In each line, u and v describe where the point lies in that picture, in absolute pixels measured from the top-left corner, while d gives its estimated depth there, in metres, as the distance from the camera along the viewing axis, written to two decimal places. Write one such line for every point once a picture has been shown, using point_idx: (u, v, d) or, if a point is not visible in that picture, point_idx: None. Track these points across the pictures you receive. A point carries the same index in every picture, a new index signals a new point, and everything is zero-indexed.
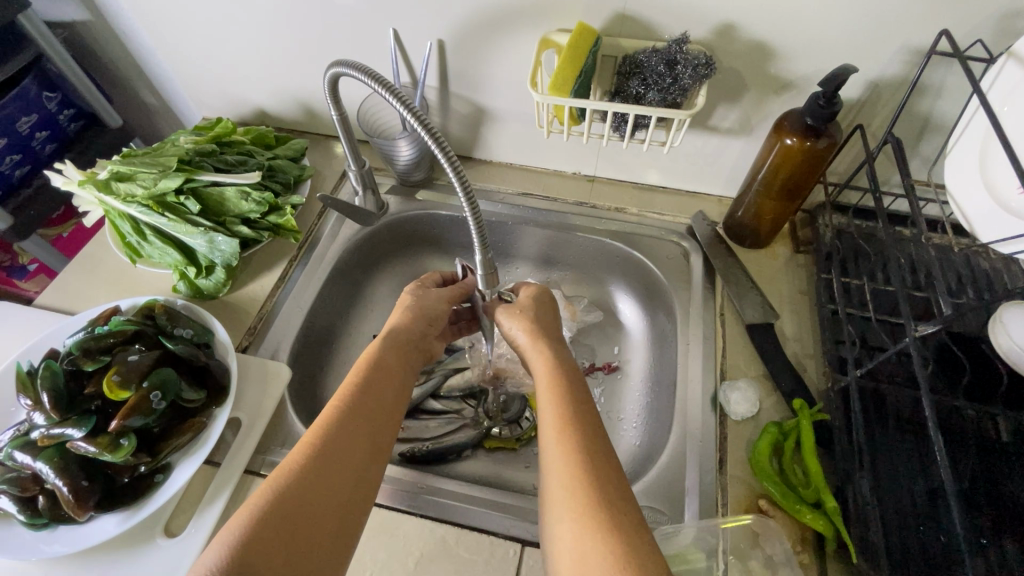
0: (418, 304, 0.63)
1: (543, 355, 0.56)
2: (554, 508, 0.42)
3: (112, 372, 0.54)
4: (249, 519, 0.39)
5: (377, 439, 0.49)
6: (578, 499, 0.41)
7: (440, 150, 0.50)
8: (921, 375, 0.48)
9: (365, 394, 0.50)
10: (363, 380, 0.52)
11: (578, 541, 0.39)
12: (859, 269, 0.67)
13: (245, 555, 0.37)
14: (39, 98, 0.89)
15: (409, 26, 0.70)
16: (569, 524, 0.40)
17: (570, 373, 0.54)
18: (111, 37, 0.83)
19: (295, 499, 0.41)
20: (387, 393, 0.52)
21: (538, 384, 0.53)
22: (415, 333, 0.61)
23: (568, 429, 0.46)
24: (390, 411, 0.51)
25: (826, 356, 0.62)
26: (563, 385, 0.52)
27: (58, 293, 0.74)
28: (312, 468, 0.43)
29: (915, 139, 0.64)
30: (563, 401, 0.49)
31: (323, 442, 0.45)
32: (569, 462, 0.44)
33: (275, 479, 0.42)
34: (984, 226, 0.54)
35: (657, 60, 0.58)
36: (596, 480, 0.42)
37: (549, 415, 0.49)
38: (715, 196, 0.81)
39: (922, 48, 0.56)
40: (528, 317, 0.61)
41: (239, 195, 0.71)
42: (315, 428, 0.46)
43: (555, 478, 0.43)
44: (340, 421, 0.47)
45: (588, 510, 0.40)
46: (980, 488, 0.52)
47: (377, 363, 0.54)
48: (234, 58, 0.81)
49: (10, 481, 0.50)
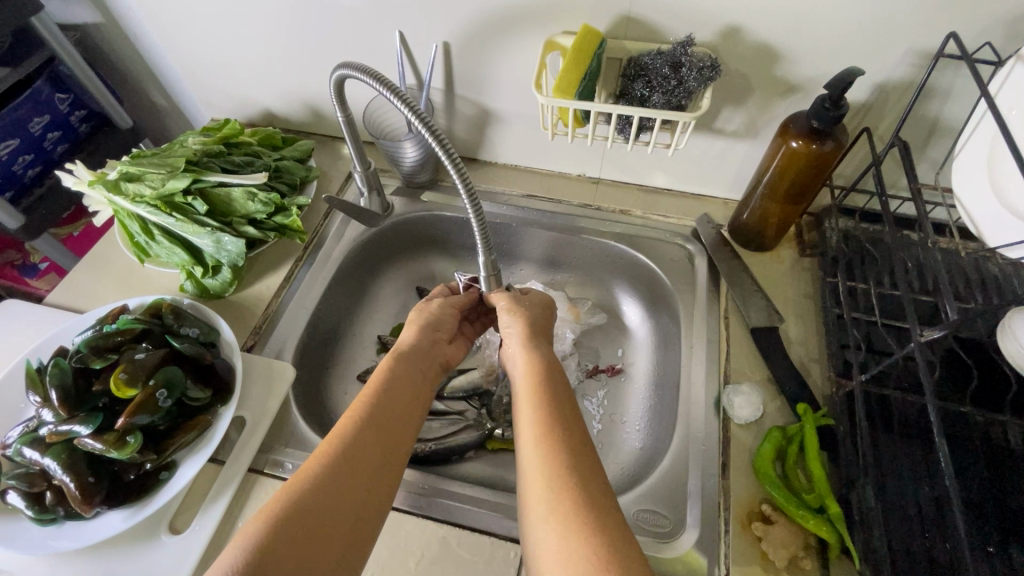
0: (428, 315, 0.63)
1: (528, 355, 0.56)
2: (536, 509, 0.42)
3: (119, 370, 0.54)
4: (265, 525, 0.39)
5: (394, 448, 0.49)
6: (561, 499, 0.41)
7: (445, 152, 0.50)
8: (927, 381, 0.47)
9: (384, 404, 0.51)
10: (378, 391, 0.52)
11: (559, 543, 0.39)
12: (865, 273, 0.66)
13: (258, 560, 0.37)
14: (52, 99, 0.90)
15: (416, 28, 0.70)
16: (552, 524, 0.40)
17: (557, 373, 0.54)
18: (122, 39, 0.85)
19: (307, 507, 0.41)
20: (402, 403, 0.53)
21: (519, 386, 0.53)
22: (428, 344, 0.61)
23: (552, 431, 0.47)
24: (408, 420, 0.52)
25: (830, 361, 0.61)
26: (545, 386, 0.52)
27: (68, 291, 0.75)
28: (326, 476, 0.44)
29: (922, 143, 0.63)
30: (547, 403, 0.50)
31: (338, 451, 0.46)
32: (552, 464, 0.44)
33: (286, 486, 0.42)
34: (992, 230, 0.53)
35: (661, 62, 0.58)
36: (581, 481, 0.43)
37: (529, 416, 0.49)
38: (720, 199, 0.81)
39: (929, 50, 0.56)
40: (527, 317, 0.60)
41: (246, 195, 0.71)
42: (329, 437, 0.47)
43: (536, 479, 0.44)
44: (357, 430, 0.48)
45: (572, 511, 0.40)
46: (987, 496, 0.51)
47: (393, 373, 0.54)
48: (242, 59, 0.81)
49: (19, 477, 0.51)
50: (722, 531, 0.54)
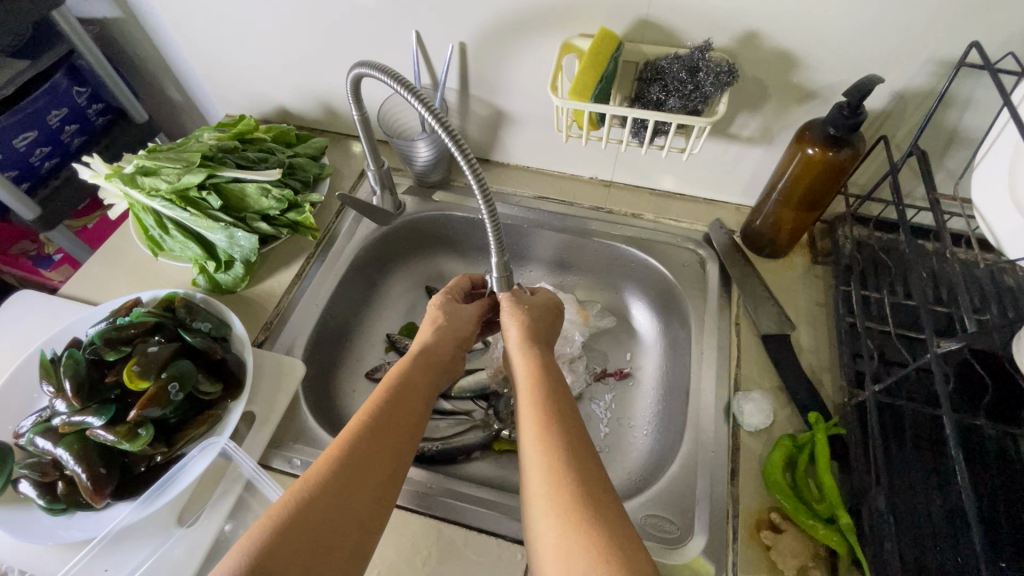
0: (443, 322, 0.62)
1: (527, 355, 0.56)
2: (537, 506, 0.42)
3: (133, 362, 0.55)
4: (271, 528, 0.40)
5: (401, 454, 0.49)
6: (560, 495, 0.41)
7: (461, 153, 0.50)
8: (942, 392, 0.47)
9: (393, 409, 0.51)
10: (388, 397, 0.51)
11: (559, 538, 0.39)
12: (879, 282, 0.66)
13: (262, 562, 0.37)
14: (70, 93, 0.91)
15: (434, 28, 0.70)
16: (552, 520, 0.40)
17: (555, 373, 0.54)
18: (141, 33, 0.85)
19: (314, 513, 0.41)
20: (412, 411, 0.52)
21: (520, 385, 0.53)
22: (445, 350, 0.60)
23: (552, 428, 0.47)
24: (415, 425, 0.52)
25: (842, 370, 0.61)
26: (545, 383, 0.52)
27: (82, 283, 0.76)
28: (334, 480, 0.44)
29: (940, 152, 0.63)
30: (545, 400, 0.50)
31: (347, 455, 0.45)
32: (552, 460, 0.44)
33: (292, 490, 0.42)
34: (1011, 242, 0.52)
35: (678, 67, 0.57)
36: (580, 477, 0.43)
37: (529, 413, 0.49)
38: (733, 204, 0.80)
39: (950, 59, 0.55)
40: (528, 319, 0.60)
41: (260, 191, 0.72)
42: (338, 440, 0.47)
43: (536, 475, 0.44)
44: (365, 436, 0.47)
45: (571, 506, 0.41)
46: (1001, 511, 0.50)
47: (405, 380, 0.54)
48: (259, 56, 0.82)
49: (31, 466, 0.52)
50: (730, 539, 0.53)
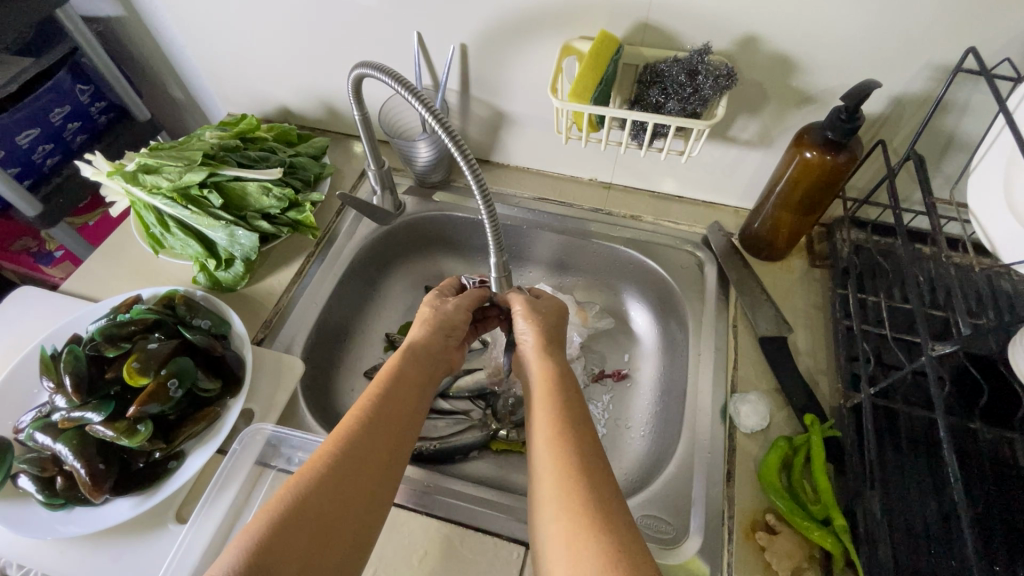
0: (439, 317, 0.62)
1: (542, 361, 0.56)
2: (546, 509, 0.42)
3: (133, 358, 0.55)
4: (270, 521, 0.40)
5: (396, 449, 0.49)
6: (570, 499, 0.42)
7: (460, 152, 0.50)
8: (936, 395, 0.47)
9: (387, 403, 0.51)
10: (384, 393, 0.52)
11: (568, 541, 0.39)
12: (875, 286, 0.66)
13: (261, 556, 0.38)
14: (73, 90, 0.91)
15: (435, 29, 0.71)
16: (562, 523, 0.41)
17: (570, 379, 0.54)
18: (143, 32, 0.86)
19: (312, 507, 0.41)
20: (407, 406, 0.52)
21: (534, 390, 0.54)
22: (436, 345, 0.60)
23: (562, 433, 0.47)
24: (409, 420, 0.52)
25: (838, 372, 0.61)
26: (559, 390, 0.52)
27: (83, 279, 0.76)
28: (332, 475, 0.44)
29: (938, 157, 0.63)
30: (559, 406, 0.50)
31: (343, 449, 0.46)
32: (564, 465, 0.44)
33: (290, 485, 0.42)
34: (1007, 247, 0.52)
35: (678, 69, 0.58)
36: (590, 483, 0.43)
37: (543, 418, 0.49)
38: (731, 207, 0.81)
39: (947, 65, 0.56)
40: (541, 324, 0.60)
41: (261, 190, 0.72)
42: (334, 435, 0.47)
43: (547, 479, 0.44)
44: (361, 431, 0.47)
45: (581, 510, 0.41)
46: (995, 515, 0.51)
47: (398, 375, 0.54)
48: (260, 56, 0.82)
49: (31, 461, 0.52)
50: (725, 539, 0.54)
